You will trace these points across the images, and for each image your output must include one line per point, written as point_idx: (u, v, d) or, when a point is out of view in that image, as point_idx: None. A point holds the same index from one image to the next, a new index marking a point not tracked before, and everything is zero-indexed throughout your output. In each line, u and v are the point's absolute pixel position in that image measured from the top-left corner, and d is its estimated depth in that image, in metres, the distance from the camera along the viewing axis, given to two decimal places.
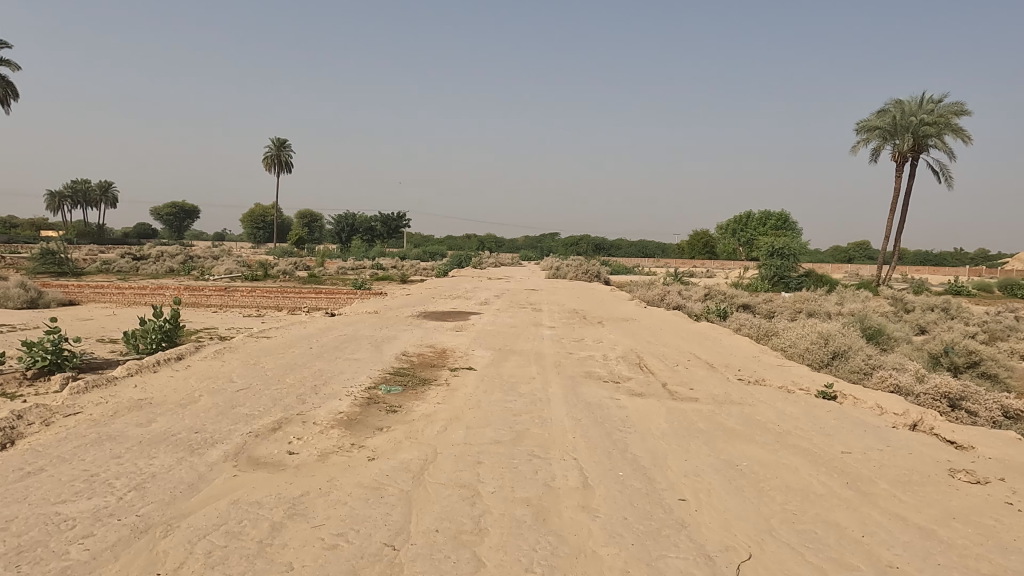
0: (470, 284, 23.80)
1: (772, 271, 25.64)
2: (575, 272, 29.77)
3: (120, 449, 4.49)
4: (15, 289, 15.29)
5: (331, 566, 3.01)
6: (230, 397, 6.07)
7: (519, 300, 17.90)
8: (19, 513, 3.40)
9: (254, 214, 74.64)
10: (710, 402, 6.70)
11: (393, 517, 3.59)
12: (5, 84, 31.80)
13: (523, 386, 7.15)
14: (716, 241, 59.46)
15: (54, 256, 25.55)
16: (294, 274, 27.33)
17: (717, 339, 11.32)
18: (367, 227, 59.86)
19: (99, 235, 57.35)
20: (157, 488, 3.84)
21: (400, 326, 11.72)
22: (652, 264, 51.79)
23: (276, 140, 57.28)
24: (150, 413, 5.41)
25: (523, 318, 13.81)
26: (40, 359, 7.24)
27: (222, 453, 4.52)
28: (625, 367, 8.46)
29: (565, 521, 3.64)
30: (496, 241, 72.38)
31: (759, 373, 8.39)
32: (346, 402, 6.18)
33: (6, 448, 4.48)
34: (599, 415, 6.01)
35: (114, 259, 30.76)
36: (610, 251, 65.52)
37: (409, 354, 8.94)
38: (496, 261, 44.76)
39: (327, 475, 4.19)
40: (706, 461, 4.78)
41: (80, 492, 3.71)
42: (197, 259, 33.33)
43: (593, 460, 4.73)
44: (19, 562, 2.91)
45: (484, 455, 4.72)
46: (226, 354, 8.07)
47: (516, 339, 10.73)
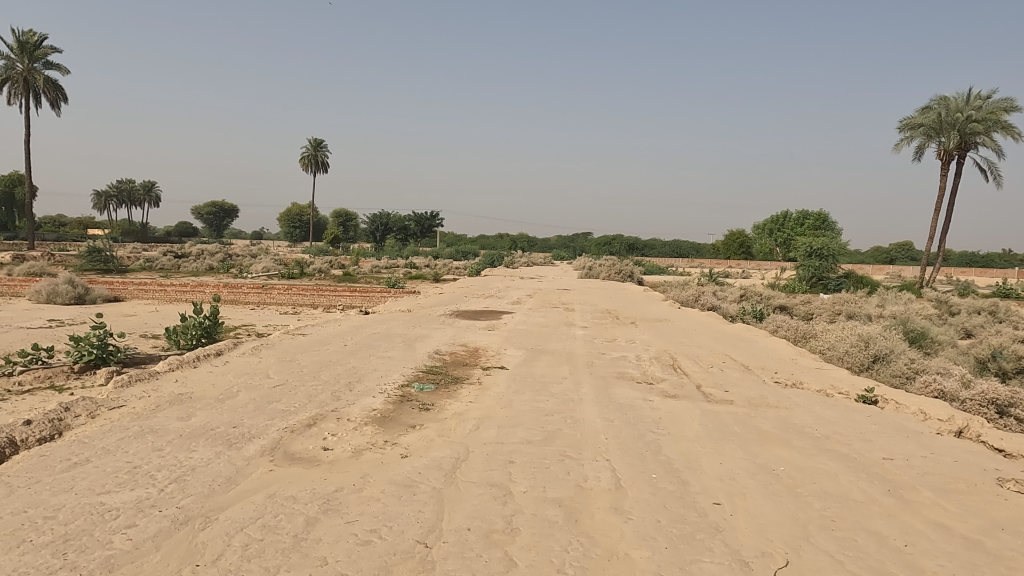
0: (502, 284, 23.88)
1: (810, 272, 25.17)
2: (609, 272, 29.63)
3: (161, 442, 4.61)
4: (63, 286, 15.89)
5: (364, 562, 3.04)
6: (266, 393, 6.18)
7: (551, 300, 17.92)
8: (67, 502, 3.52)
9: (291, 213, 76.01)
10: (746, 405, 6.59)
11: (425, 514, 3.61)
12: (55, 88, 33.16)
13: (555, 386, 7.13)
14: (752, 241, 58.47)
15: (100, 254, 26.40)
16: (329, 273, 27.73)
17: (754, 340, 11.14)
18: (400, 226, 60.41)
19: (145, 235, 59.24)
20: (196, 481, 3.93)
21: (433, 325, 11.80)
22: (687, 265, 51.13)
23: (313, 140, 58.33)
24: (189, 407, 5.56)
25: (554, 317, 13.78)
26: (86, 353, 7.47)
27: (259, 447, 4.61)
28: (659, 369, 8.37)
29: (597, 522, 3.62)
30: (530, 239, 72.39)
31: (796, 376, 8.21)
32: (379, 399, 6.24)
33: (54, 439, 4.65)
34: (631, 416, 5.96)
35: (157, 257, 31.69)
36: (644, 251, 64.87)
37: (441, 353, 9.01)
38: (529, 261, 44.69)
39: (360, 471, 4.24)
40: (741, 465, 4.72)
41: (124, 484, 3.82)
42: (236, 257, 34.14)
43: (625, 461, 4.70)
44: (66, 550, 3.00)
45: (516, 455, 4.72)
46: (263, 351, 8.23)
47: (549, 338, 10.72)
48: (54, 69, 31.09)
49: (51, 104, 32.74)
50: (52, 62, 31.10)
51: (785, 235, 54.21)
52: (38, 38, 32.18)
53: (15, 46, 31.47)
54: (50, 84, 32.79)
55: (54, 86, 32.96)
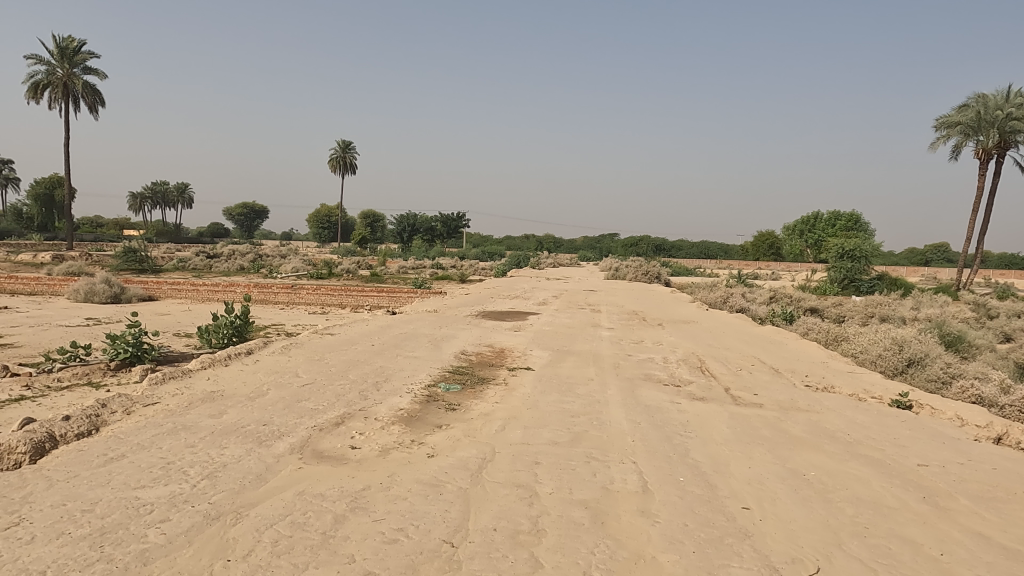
0: (528, 285, 23.87)
1: (842, 274, 24.67)
2: (636, 273, 29.44)
3: (193, 439, 4.70)
4: (100, 285, 16.31)
5: (391, 560, 3.06)
6: (295, 392, 6.27)
7: (577, 301, 17.86)
8: (104, 496, 3.61)
9: (320, 214, 76.98)
10: (775, 409, 6.50)
11: (451, 514, 3.63)
12: (93, 93, 34.04)
13: (581, 387, 7.11)
14: (782, 242, 57.58)
15: (135, 254, 27.01)
16: (357, 273, 28.02)
17: (783, 343, 10.98)
18: (427, 227, 60.79)
19: (179, 236, 60.51)
20: (228, 478, 4.00)
21: (459, 325, 11.85)
22: (715, 266, 50.54)
23: (342, 141, 59.00)
24: (221, 405, 5.66)
25: (580, 319, 13.74)
26: (122, 351, 7.66)
27: (289, 445, 4.67)
28: (686, 371, 8.29)
29: (623, 525, 3.60)
30: (556, 239, 72.25)
31: (827, 379, 8.06)
32: (406, 399, 6.29)
33: (91, 434, 4.77)
34: (658, 419, 5.92)
35: (190, 257, 32.34)
36: (671, 252, 64.31)
37: (467, 353, 9.04)
38: (555, 262, 44.59)
39: (387, 469, 4.28)
40: (770, 469, 4.65)
41: (158, 479, 3.91)
42: (266, 257, 34.65)
43: (652, 464, 4.66)
44: (103, 543, 3.08)
45: (542, 456, 4.72)
46: (293, 350, 8.35)
47: (575, 340, 10.70)
48: (92, 74, 31.91)
49: (89, 108, 33.61)
50: (89, 67, 31.93)
51: (816, 236, 53.22)
52: (77, 44, 33.04)
53: (55, 52, 32.37)
54: (89, 88, 33.68)
55: (92, 91, 33.84)
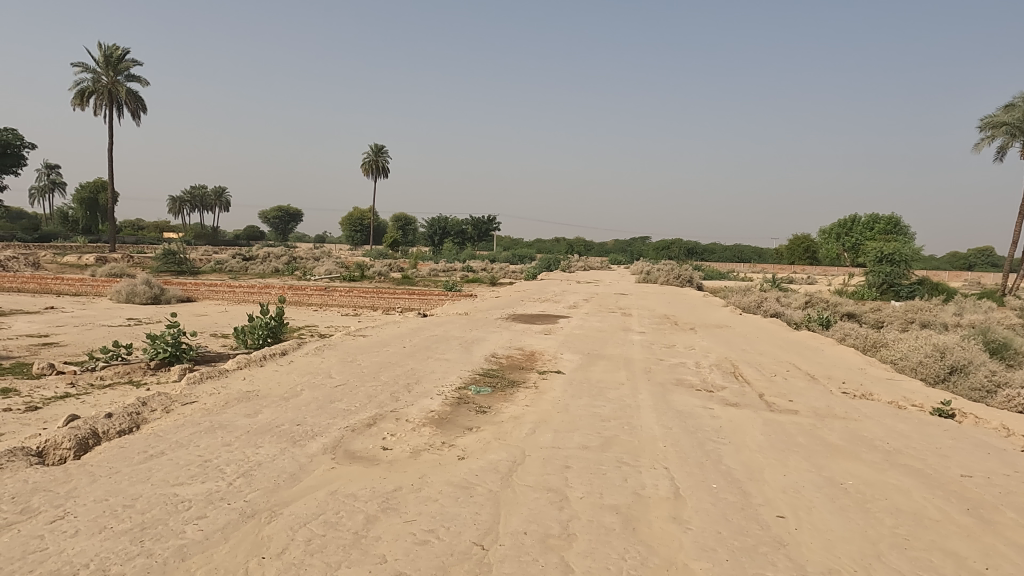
0: (559, 288, 23.79)
1: (880, 279, 24.04)
2: (667, 277, 29.15)
3: (229, 437, 4.80)
4: (141, 286, 16.77)
5: (422, 561, 3.07)
6: (328, 392, 6.35)
7: (608, 304, 17.74)
8: (143, 492, 3.70)
9: (352, 217, 77.94)
10: (811, 416, 6.36)
11: (482, 516, 3.63)
12: (136, 100, 35.03)
13: (612, 392, 7.07)
14: (818, 245, 56.41)
15: (175, 256, 27.73)
16: (388, 276, 28.29)
17: (819, 349, 10.75)
18: (457, 230, 61.11)
19: (217, 238, 61.95)
20: (263, 476, 4.07)
21: (489, 328, 11.87)
22: (749, 270, 49.73)
23: (375, 145, 59.68)
24: (256, 405, 5.76)
25: (611, 322, 13.65)
26: (162, 351, 7.85)
27: (322, 445, 4.73)
28: (719, 376, 8.17)
29: (655, 531, 3.56)
30: (587, 242, 71.97)
31: (866, 387, 7.87)
32: (437, 401, 6.32)
33: (132, 432, 4.90)
34: (690, 424, 5.84)
35: (227, 259, 33.09)
36: (704, 256, 63.50)
37: (497, 356, 9.05)
38: (585, 265, 44.37)
39: (419, 471, 4.31)
40: (806, 477, 4.55)
41: (195, 476, 3.99)
42: (300, 260, 35.25)
43: (684, 470, 4.61)
44: (143, 538, 3.15)
45: (573, 460, 4.70)
46: (326, 351, 8.46)
47: (606, 343, 10.62)
48: (135, 81, 32.87)
49: (132, 114, 34.57)
50: (133, 75, 32.87)
51: (853, 240, 51.98)
52: (121, 52, 34.04)
53: (101, 60, 33.43)
54: (132, 95, 34.64)
55: (135, 98, 34.80)
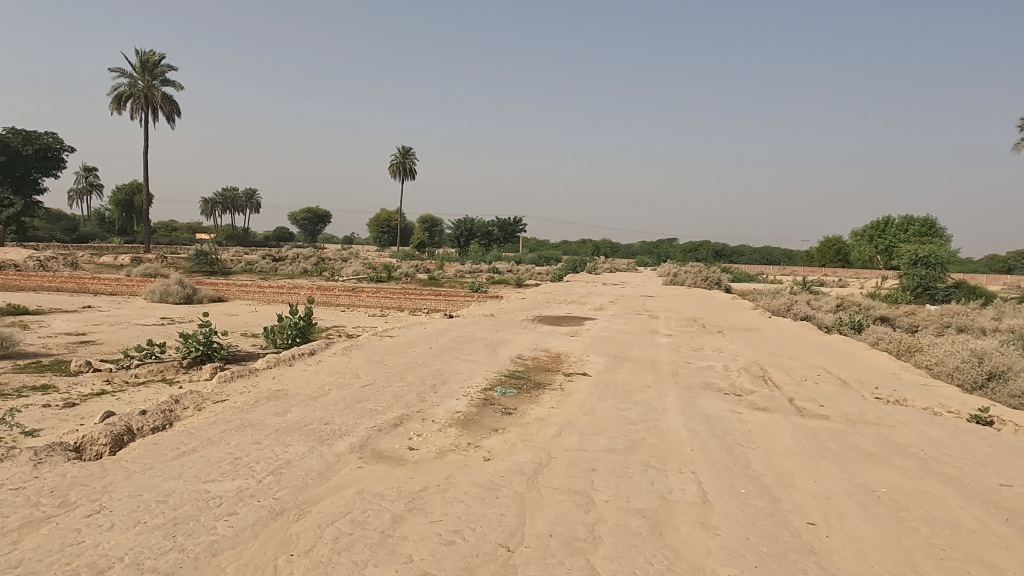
0: (585, 290, 23.73)
1: (915, 282, 23.53)
2: (694, 279, 28.87)
3: (259, 436, 4.87)
4: (175, 286, 17.14)
5: (448, 562, 3.08)
6: (356, 392, 6.40)
7: (635, 307, 17.62)
8: (176, 488, 3.77)
9: (380, 218, 78.69)
10: (843, 421, 6.24)
11: (507, 518, 3.63)
12: (171, 103, 35.81)
13: (638, 394, 7.02)
14: (850, 248, 55.39)
15: (207, 257, 28.27)
16: (415, 277, 28.47)
17: (851, 353, 10.55)
18: (484, 232, 61.38)
19: (248, 240, 63.01)
20: (291, 474, 4.13)
21: (515, 330, 11.88)
22: (778, 272, 48.99)
23: (403, 147, 60.19)
24: (285, 404, 5.83)
25: (638, 324, 13.57)
26: (194, 350, 8.00)
27: (349, 444, 4.78)
28: (748, 380, 8.06)
29: (682, 536, 3.52)
30: (613, 244, 71.58)
31: (899, 392, 7.70)
32: (462, 401, 6.35)
33: (165, 428, 5.01)
34: (718, 428, 5.77)
35: (257, 260, 33.64)
36: (732, 258, 62.75)
37: (523, 358, 9.04)
38: (612, 266, 44.17)
39: (444, 471, 4.32)
40: (838, 484, 4.47)
41: (226, 473, 4.06)
42: (328, 261, 35.68)
43: (711, 474, 4.55)
44: (175, 533, 3.22)
45: (598, 463, 4.68)
46: (353, 351, 8.53)
47: (633, 345, 10.55)
48: (170, 85, 33.62)
49: (167, 117, 35.33)
50: (168, 79, 33.62)
51: (887, 242, 51.00)
52: (157, 57, 34.81)
53: (138, 65, 34.25)
54: (167, 99, 35.41)
55: (170, 101, 35.56)
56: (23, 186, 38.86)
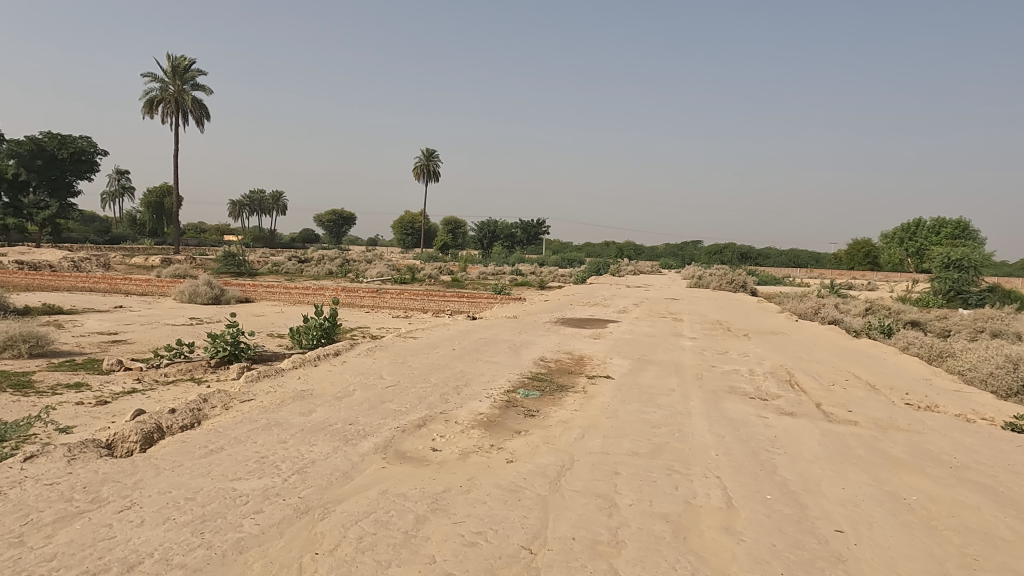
0: (608, 292, 23.59)
1: (947, 286, 23.02)
2: (719, 282, 28.58)
3: (285, 435, 4.93)
4: (203, 287, 17.43)
5: (471, 563, 3.09)
6: (380, 393, 6.45)
7: (659, 309, 17.49)
8: (204, 486, 3.84)
9: (404, 220, 79.23)
10: (872, 427, 6.13)
11: (530, 520, 3.63)
12: (201, 108, 36.47)
13: (662, 398, 6.96)
14: (880, 250, 54.39)
15: (234, 259, 28.71)
16: (438, 279, 28.58)
17: (881, 358, 10.35)
18: (507, 234, 61.48)
19: (275, 241, 63.88)
20: (316, 473, 4.17)
21: (538, 332, 11.86)
22: (805, 275, 48.29)
23: (427, 149, 60.53)
24: (310, 404, 5.90)
25: (662, 327, 13.48)
26: (221, 350, 8.12)
27: (373, 445, 4.82)
28: (774, 384, 7.95)
29: (706, 541, 3.49)
30: (637, 246, 71.14)
31: (931, 398, 7.54)
32: (486, 403, 6.36)
33: (194, 427, 5.10)
34: (744, 433, 5.71)
35: (283, 261, 34.06)
36: (758, 260, 62.03)
37: (546, 360, 9.04)
38: (635, 269, 43.93)
39: (467, 473, 4.33)
40: (867, 491, 4.39)
41: (253, 472, 4.12)
42: (353, 262, 35.99)
43: (736, 479, 4.50)
44: (203, 530, 3.27)
45: (622, 466, 4.65)
46: (377, 352, 8.60)
47: (656, 348, 10.48)
48: (200, 90, 34.25)
49: (196, 121, 35.99)
50: (198, 84, 34.24)
51: (917, 244, 50.01)
52: (187, 62, 35.46)
53: (169, 70, 34.95)
54: (197, 103, 36.07)
55: (200, 105, 36.21)
56: (58, 188, 39.86)
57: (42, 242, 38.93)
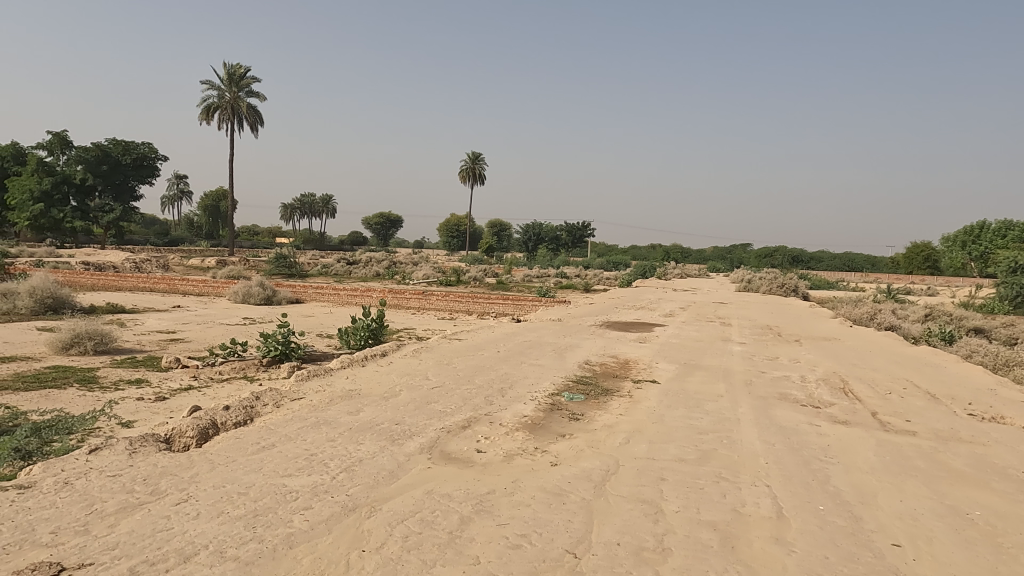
0: (654, 296, 23.30)
1: (1014, 291, 21.89)
2: (769, 286, 27.92)
3: (333, 433, 5.03)
4: (256, 288, 17.94)
5: (515, 565, 3.09)
6: (425, 394, 6.52)
7: (706, 313, 17.18)
8: (256, 482, 3.94)
9: (450, 224, 80.00)
10: (931, 438, 5.89)
11: (574, 524, 3.61)
12: (255, 114, 37.63)
13: (709, 403, 6.84)
14: (940, 254, 52.18)
15: (286, 260, 29.48)
16: (483, 281, 28.74)
17: (941, 366, 9.93)
18: (552, 236, 61.47)
19: (325, 244, 65.33)
20: (363, 472, 4.24)
21: (583, 335, 11.81)
22: (860, 279, 46.75)
23: (473, 153, 60.98)
24: (357, 403, 6.01)
25: (710, 332, 13.24)
26: (273, 349, 8.33)
27: (418, 445, 4.87)
28: (826, 392, 7.71)
29: (756, 551, 3.41)
30: (684, 249, 70.11)
31: (996, 409, 7.19)
32: (530, 406, 6.36)
33: (246, 423, 5.26)
34: (795, 441, 5.56)
35: (333, 263, 34.77)
36: (810, 263, 60.40)
37: (591, 363, 8.98)
38: (682, 272, 43.28)
39: (511, 475, 4.34)
40: (926, 505, 4.21)
41: (302, 469, 4.21)
42: (400, 264, 36.51)
43: (787, 489, 4.38)
44: (256, 524, 3.36)
45: (667, 472, 4.58)
46: (423, 353, 8.70)
47: (704, 353, 10.30)
48: (255, 97, 35.33)
49: (251, 127, 37.12)
50: (253, 91, 35.33)
51: (981, 248, 47.84)
52: (243, 69, 36.57)
53: (225, 78, 36.16)
54: (252, 109, 37.22)
55: (254, 111, 37.32)
56: (122, 193, 41.59)
57: (107, 243, 40.71)
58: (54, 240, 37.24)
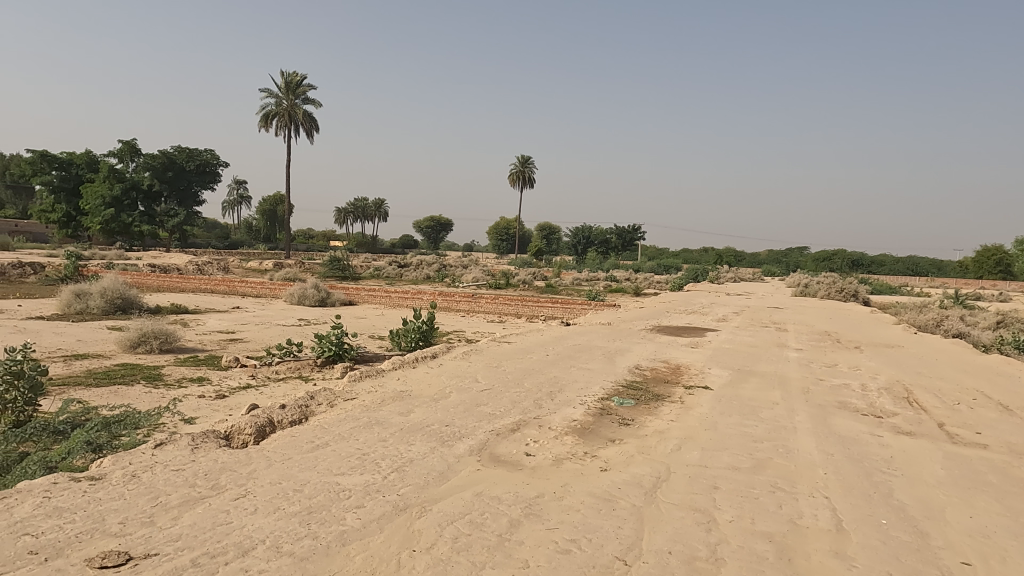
0: (707, 300, 22.86)
1: None
2: (827, 291, 27.01)
3: (385, 434, 5.11)
4: (310, 290, 18.40)
5: (564, 569, 3.08)
6: (475, 396, 6.56)
7: (761, 318, 16.75)
8: (310, 479, 4.04)
9: (499, 227, 80.45)
10: (1004, 452, 5.59)
11: (625, 531, 3.57)
12: (311, 121, 38.64)
13: (764, 411, 6.66)
14: (1014, 257, 49.46)
15: (339, 264, 30.16)
16: (532, 284, 28.76)
17: (1015, 376, 9.41)
18: (602, 240, 61.09)
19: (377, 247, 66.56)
20: (414, 472, 4.29)
21: (633, 339, 11.67)
22: (926, 284, 44.74)
23: (523, 157, 61.02)
24: (408, 404, 6.09)
25: (765, 337, 12.90)
26: (327, 350, 8.52)
27: (468, 447, 4.89)
28: (889, 401, 7.40)
29: (813, 565, 3.30)
30: (738, 253, 68.51)
31: None
32: (579, 410, 6.32)
33: (302, 422, 5.40)
34: (856, 452, 5.36)
35: (385, 266, 35.39)
36: (871, 268, 58.22)
37: (642, 368, 8.87)
38: (736, 276, 42.34)
39: (561, 479, 4.32)
40: (999, 522, 3.99)
41: (355, 468, 4.29)
42: (450, 267, 36.85)
43: (848, 501, 4.23)
44: (310, 521, 3.44)
45: (721, 480, 4.48)
46: (472, 356, 8.75)
47: (758, 359, 10.04)
48: (310, 103, 36.29)
49: (307, 133, 38.09)
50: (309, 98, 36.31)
51: None
52: (299, 77, 37.70)
53: (283, 86, 37.33)
54: (308, 116, 38.23)
55: (309, 118, 38.27)
56: (186, 198, 43.37)
57: (171, 246, 42.47)
58: (123, 244, 39.09)
